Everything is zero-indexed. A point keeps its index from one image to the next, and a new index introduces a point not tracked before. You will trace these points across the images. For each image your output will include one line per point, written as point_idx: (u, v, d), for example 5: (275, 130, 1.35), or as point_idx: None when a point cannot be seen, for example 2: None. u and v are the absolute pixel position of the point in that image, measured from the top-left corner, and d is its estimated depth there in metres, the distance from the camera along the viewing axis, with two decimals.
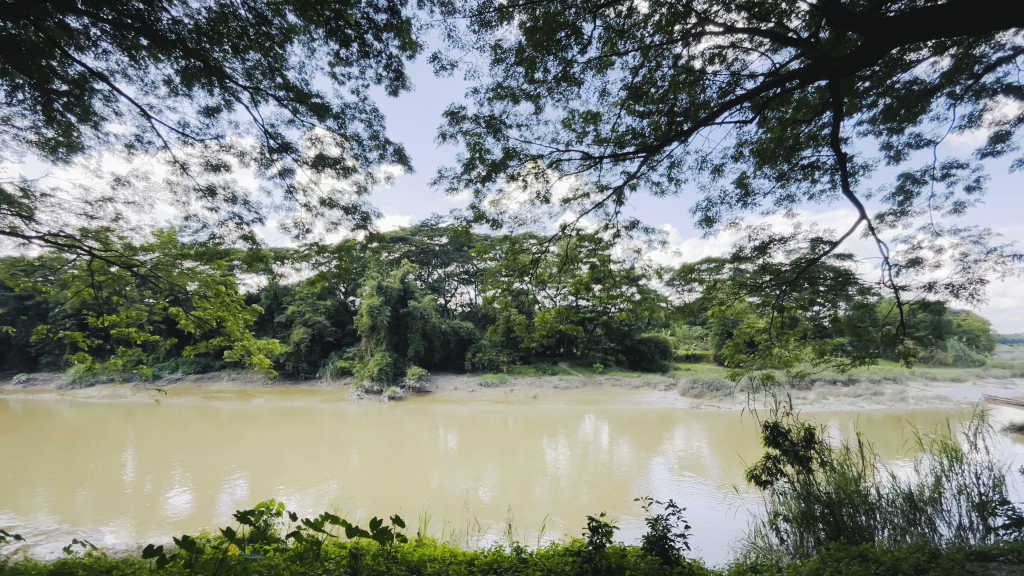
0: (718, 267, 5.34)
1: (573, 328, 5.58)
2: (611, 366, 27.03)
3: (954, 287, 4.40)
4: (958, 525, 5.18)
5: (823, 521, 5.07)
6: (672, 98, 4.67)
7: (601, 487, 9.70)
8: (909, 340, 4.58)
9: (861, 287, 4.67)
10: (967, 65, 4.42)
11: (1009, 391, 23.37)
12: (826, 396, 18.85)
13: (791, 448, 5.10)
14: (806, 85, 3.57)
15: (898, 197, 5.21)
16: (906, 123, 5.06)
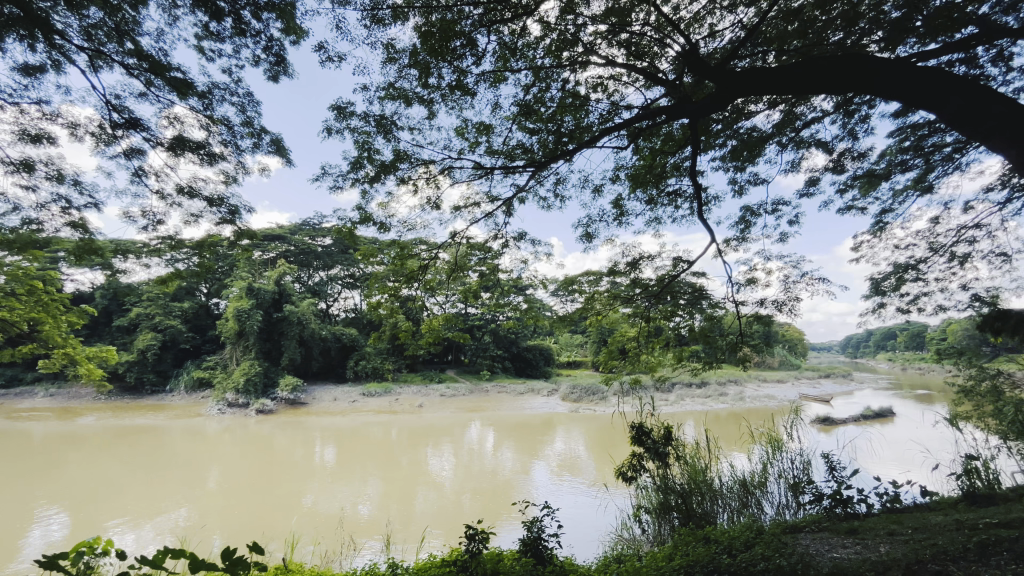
0: (596, 280, 5.73)
1: (460, 336, 5.57)
2: (498, 373, 27.52)
3: (779, 303, 5.24)
4: (779, 504, 6.14)
5: (676, 510, 5.67)
6: (559, 119, 4.97)
7: (484, 493, 9.79)
8: (747, 346, 5.35)
9: (712, 301, 5.34)
10: (791, 120, 5.37)
11: (816, 389, 28.56)
12: (683, 397, 21.28)
13: (652, 446, 5.61)
14: (672, 121, 4.04)
15: (741, 225, 6.09)
16: (747, 163, 5.96)
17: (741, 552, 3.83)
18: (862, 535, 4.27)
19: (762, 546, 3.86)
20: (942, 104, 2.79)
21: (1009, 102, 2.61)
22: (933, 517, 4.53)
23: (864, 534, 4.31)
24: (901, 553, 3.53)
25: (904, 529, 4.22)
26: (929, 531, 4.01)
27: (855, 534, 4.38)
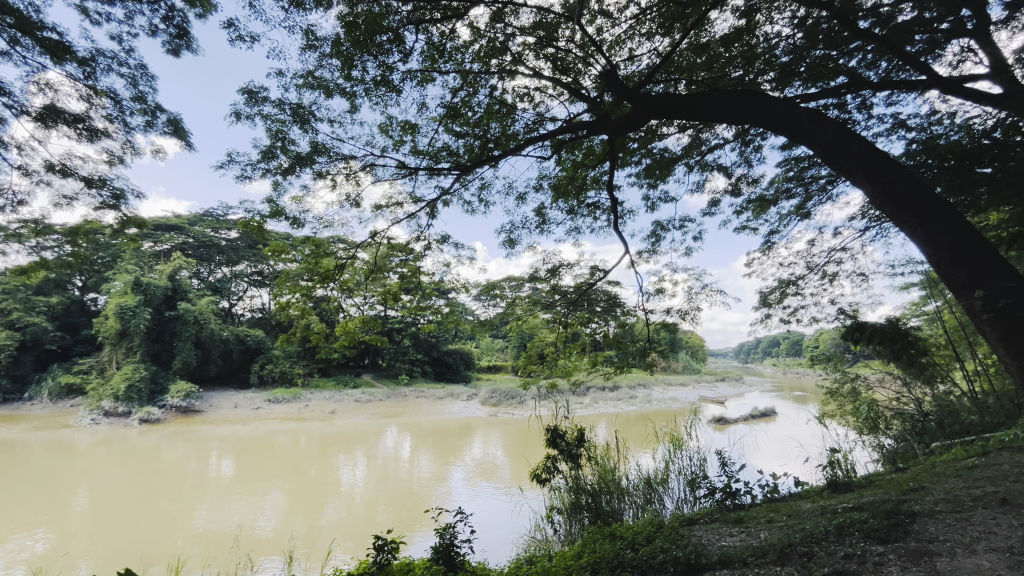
0: (518, 285, 5.85)
1: (377, 338, 5.38)
2: (416, 377, 26.91)
3: (683, 312, 5.67)
4: (678, 498, 6.61)
5: (586, 508, 5.92)
6: (485, 124, 5.04)
7: (398, 502, 9.52)
8: (654, 352, 5.64)
9: (624, 309, 5.68)
10: (698, 145, 5.85)
11: (713, 391, 31.24)
12: (596, 400, 22.26)
13: (566, 448, 5.80)
14: (593, 136, 4.24)
15: (652, 238, 6.53)
16: (659, 181, 6.40)
17: (642, 546, 4.07)
18: (746, 524, 4.72)
19: (661, 540, 4.12)
20: (816, 138, 3.10)
21: (868, 143, 2.96)
22: (803, 505, 5.12)
23: (748, 523, 4.77)
24: (776, 538, 3.96)
25: (779, 517, 4.73)
26: (800, 518, 4.53)
27: (740, 523, 4.84)
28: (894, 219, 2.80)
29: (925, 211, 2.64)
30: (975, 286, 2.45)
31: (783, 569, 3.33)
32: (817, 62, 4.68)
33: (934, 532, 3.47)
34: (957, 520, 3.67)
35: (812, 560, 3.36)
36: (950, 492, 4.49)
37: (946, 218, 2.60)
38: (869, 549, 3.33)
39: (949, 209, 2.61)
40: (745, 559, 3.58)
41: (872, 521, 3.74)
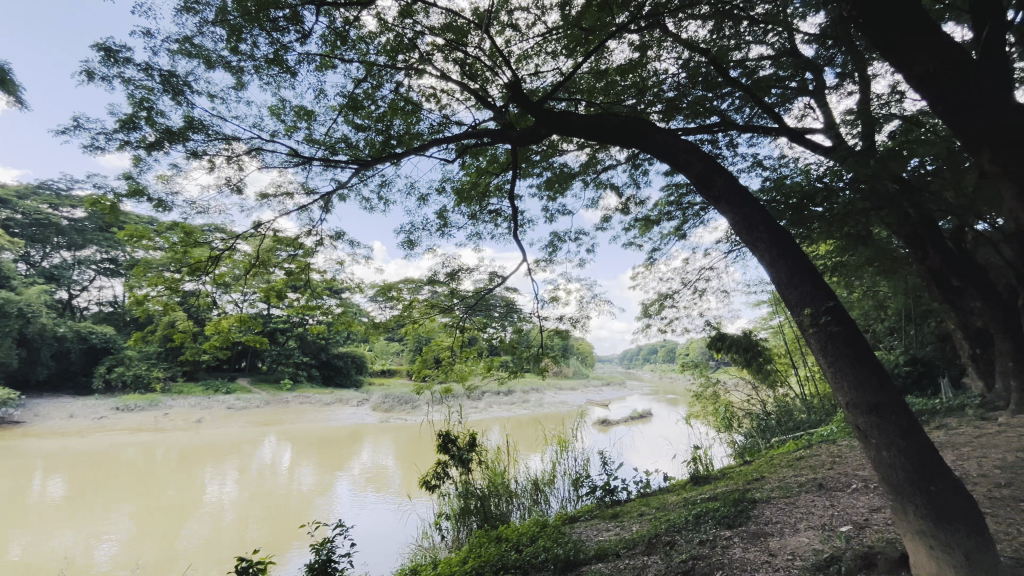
0: (417, 288, 5.71)
1: (256, 339, 4.89)
2: (300, 382, 24.99)
3: (574, 320, 5.97)
4: (563, 497, 6.90)
5: (475, 513, 5.93)
6: (388, 120, 4.93)
7: (272, 517, 8.79)
8: (547, 357, 5.96)
9: (521, 315, 5.81)
10: (594, 163, 6.24)
11: (599, 395, 33.30)
12: (491, 404, 22.50)
13: (457, 453, 5.78)
14: (495, 144, 4.33)
15: (549, 248, 6.81)
16: (558, 194, 6.71)
17: (526, 547, 4.19)
18: (621, 518, 5.08)
19: (544, 539, 4.28)
20: (690, 167, 3.46)
21: (731, 176, 3.36)
22: (670, 498, 5.64)
23: (623, 517, 5.15)
24: (646, 529, 4.32)
25: (649, 510, 5.18)
26: (666, 509, 5.00)
27: (616, 518, 5.20)
28: (748, 243, 3.19)
29: (771, 238, 3.06)
30: (805, 304, 2.86)
31: (649, 558, 3.64)
32: (696, 101, 5.27)
33: (769, 515, 4.05)
34: (786, 503, 4.31)
35: (674, 547, 3.73)
36: (783, 481, 5.25)
37: (787, 245, 3.02)
38: (719, 534, 3.78)
39: (788, 237, 3.05)
40: (618, 552, 3.85)
41: (722, 509, 4.26)
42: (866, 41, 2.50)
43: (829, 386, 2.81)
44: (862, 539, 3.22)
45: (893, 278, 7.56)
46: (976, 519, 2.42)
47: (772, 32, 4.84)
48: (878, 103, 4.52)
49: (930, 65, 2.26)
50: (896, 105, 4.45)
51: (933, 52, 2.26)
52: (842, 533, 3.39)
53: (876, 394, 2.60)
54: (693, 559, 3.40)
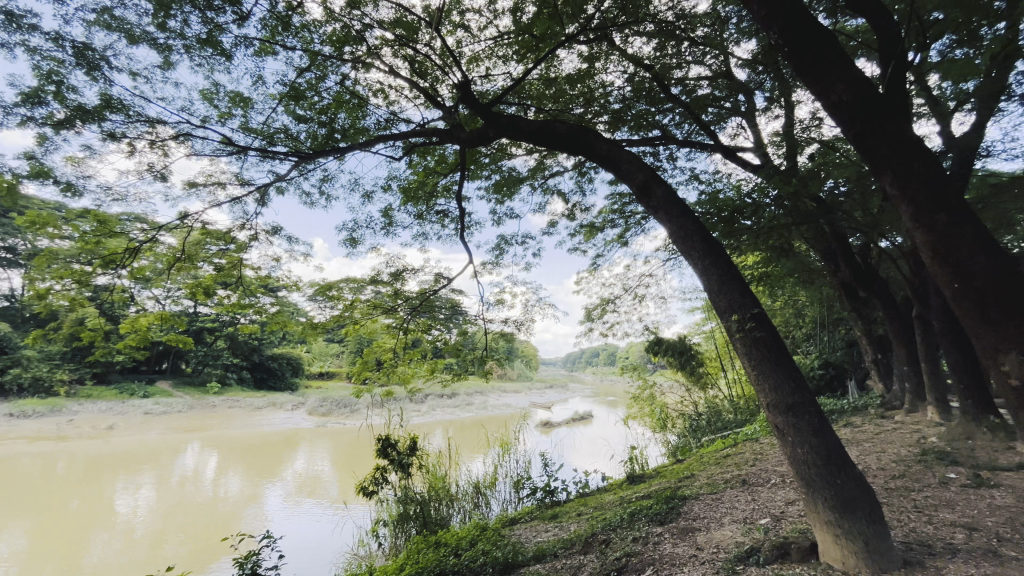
0: (359, 287, 5.52)
1: (178, 339, 4.53)
2: (229, 385, 23.47)
3: (519, 324, 6.02)
4: (504, 500, 6.89)
5: (414, 518, 5.81)
6: (332, 113, 4.80)
7: (194, 529, 8.19)
8: (491, 360, 5.96)
9: (466, 318, 5.78)
10: (542, 169, 6.34)
11: (542, 397, 33.70)
12: (434, 407, 22.16)
13: (396, 457, 5.65)
14: (443, 144, 4.30)
15: (496, 250, 6.83)
16: (506, 198, 6.75)
17: (465, 551, 4.16)
18: (560, 519, 5.16)
19: (483, 542, 4.27)
20: (632, 176, 3.60)
21: (669, 187, 3.52)
22: (607, 497, 5.81)
23: (561, 518, 5.24)
24: (583, 529, 4.42)
25: (587, 509, 5.31)
26: (604, 508, 5.14)
27: (555, 518, 5.27)
28: (683, 252, 3.35)
29: (704, 248, 3.23)
30: (732, 311, 3.05)
31: (585, 557, 3.73)
32: (640, 114, 5.50)
33: (697, 511, 4.27)
34: (713, 499, 4.57)
35: (609, 545, 3.84)
36: (712, 477, 5.55)
37: (718, 256, 3.20)
38: (651, 531, 3.94)
39: (720, 247, 3.24)
40: (556, 552, 3.92)
41: (654, 507, 4.44)
42: (793, 69, 2.70)
43: (752, 387, 3.00)
44: (778, 530, 3.47)
45: (809, 288, 8.24)
46: (874, 508, 2.67)
47: (710, 55, 5.15)
48: (800, 127, 4.91)
49: (846, 94, 2.47)
50: (816, 129, 4.86)
51: (848, 83, 2.47)
52: (761, 525, 3.64)
53: (792, 395, 2.81)
54: (626, 556, 3.52)
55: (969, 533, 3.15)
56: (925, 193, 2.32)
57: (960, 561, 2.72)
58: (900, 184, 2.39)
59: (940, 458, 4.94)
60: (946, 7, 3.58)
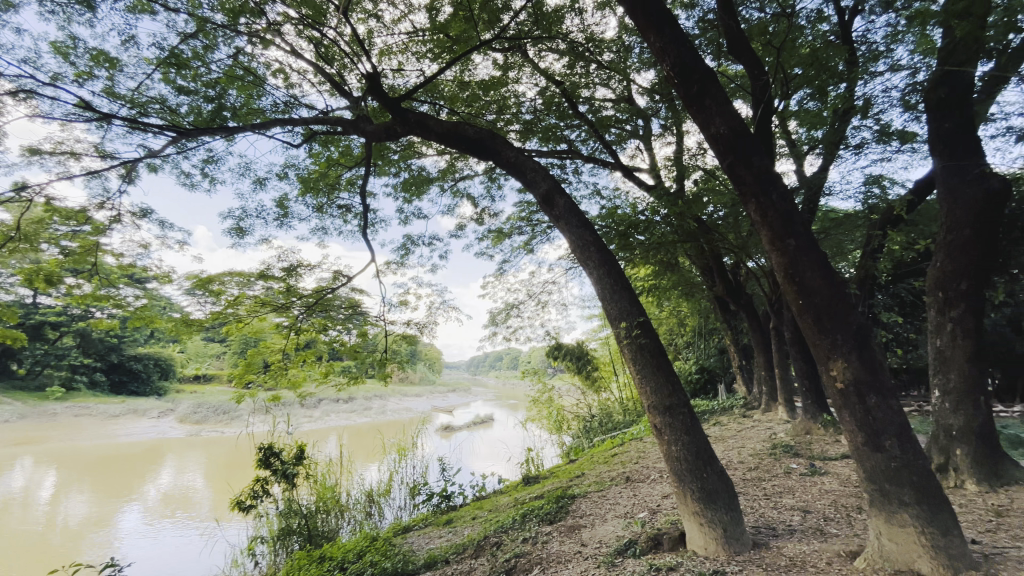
0: (245, 282, 5.01)
1: (7, 335, 3.77)
2: (76, 390, 20.04)
3: (421, 327, 5.90)
4: (399, 506, 6.65)
5: (298, 532, 5.40)
6: (222, 88, 4.37)
7: (17, 561, 6.87)
8: (392, 363, 5.77)
9: (365, 319, 5.56)
10: (452, 171, 6.31)
11: (444, 401, 33.32)
12: (328, 413, 20.86)
13: (280, 467, 5.23)
14: (347, 135, 4.15)
15: (401, 250, 6.66)
16: (414, 197, 6.60)
17: (352, 564, 3.96)
18: (454, 524, 5.13)
19: (372, 553, 4.09)
20: (536, 185, 3.71)
21: (571, 199, 3.69)
22: (501, 499, 5.90)
23: (456, 522, 5.21)
24: (477, 533, 4.43)
25: (481, 513, 5.34)
26: (497, 511, 5.21)
27: (449, 523, 5.22)
28: (581, 262, 3.52)
29: (599, 257, 3.43)
30: (622, 318, 3.27)
31: (476, 561, 3.74)
32: (550, 127, 5.70)
33: (584, 509, 4.49)
34: (599, 497, 4.84)
35: (500, 547, 3.89)
36: (600, 476, 5.89)
37: (611, 265, 3.41)
38: (540, 530, 4.07)
39: (613, 259, 3.46)
40: (447, 558, 3.88)
41: (545, 507, 4.58)
42: (681, 100, 2.97)
43: (636, 390, 3.24)
44: (653, 522, 3.77)
45: (691, 300, 9.12)
46: (732, 498, 3.01)
47: (614, 79, 5.51)
48: (689, 154, 5.44)
49: (722, 128, 2.78)
50: (701, 158, 5.41)
51: (724, 118, 2.78)
52: (639, 519, 3.93)
53: (669, 397, 3.08)
54: (516, 557, 3.59)
55: (804, 514, 3.69)
56: (779, 220, 2.68)
57: (796, 539, 3.17)
58: (762, 211, 2.74)
59: (786, 451, 5.73)
60: (804, 64, 4.21)
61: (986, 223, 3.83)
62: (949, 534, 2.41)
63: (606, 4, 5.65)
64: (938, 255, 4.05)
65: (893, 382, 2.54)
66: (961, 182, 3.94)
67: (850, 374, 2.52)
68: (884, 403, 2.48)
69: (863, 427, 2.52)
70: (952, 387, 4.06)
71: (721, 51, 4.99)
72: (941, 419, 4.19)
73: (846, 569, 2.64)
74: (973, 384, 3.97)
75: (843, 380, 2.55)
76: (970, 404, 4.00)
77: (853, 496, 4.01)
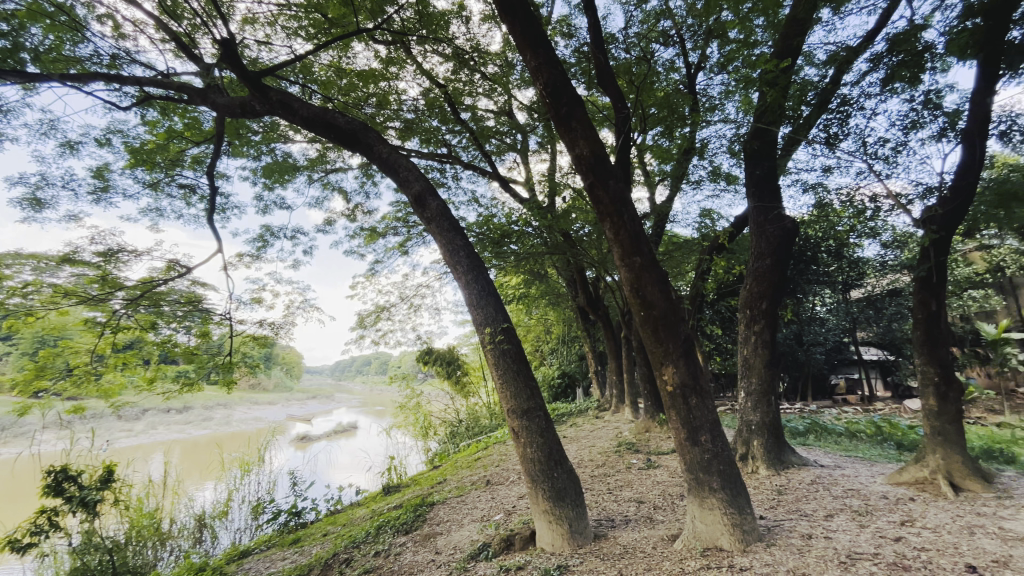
0: (40, 267, 4.05)
1: None
2: None
3: (276, 328, 5.36)
4: (236, 529, 5.89)
5: (99, 571, 4.46)
6: (24, 25, 3.54)
7: None
8: (239, 367, 5.13)
9: (208, 316, 4.89)
10: (322, 161, 5.88)
11: (302, 409, 30.70)
12: (155, 425, 17.77)
13: (78, 494, 4.29)
14: (193, 105, 3.81)
15: (257, 243, 6.02)
16: (277, 184, 5.99)
17: None
18: (302, 543, 4.73)
19: None
20: (409, 185, 3.63)
21: (443, 202, 3.67)
22: (357, 512, 5.57)
23: (304, 541, 4.80)
24: (326, 550, 4.12)
25: (334, 528, 4.99)
26: (352, 525, 4.93)
27: (295, 543, 4.80)
28: (450, 266, 3.52)
29: (467, 262, 3.46)
30: (486, 324, 3.34)
31: None
32: (431, 129, 5.64)
33: (441, 516, 4.47)
34: (457, 502, 4.86)
35: (350, 564, 3.68)
36: (461, 481, 5.90)
37: (479, 272, 3.46)
38: (394, 542, 3.94)
39: (482, 265, 3.51)
40: None
41: (402, 516, 4.47)
42: (552, 118, 3.15)
43: (497, 394, 3.33)
44: (507, 523, 3.89)
45: (557, 309, 9.70)
46: (579, 495, 3.24)
47: (496, 91, 5.66)
48: (560, 173, 5.82)
49: (585, 149, 3.01)
50: (571, 178, 5.82)
51: (588, 141, 3.02)
52: (494, 521, 4.03)
53: (527, 401, 3.22)
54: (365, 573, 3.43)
55: (638, 504, 4.14)
56: (629, 238, 2.99)
57: (629, 528, 3.53)
58: (615, 229, 3.02)
59: (629, 448, 6.37)
60: (658, 105, 4.78)
61: (780, 255, 4.72)
62: (744, 512, 2.90)
63: (492, 18, 5.79)
64: (747, 278, 4.90)
65: (711, 384, 2.97)
66: (765, 220, 4.82)
67: (678, 378, 2.90)
68: (702, 403, 2.90)
69: (686, 423, 2.91)
70: (753, 389, 4.90)
71: (592, 81, 5.44)
72: (744, 415, 5.03)
73: (667, 550, 3.00)
74: (767, 386, 4.84)
75: (673, 383, 2.92)
76: (764, 403, 4.86)
77: (677, 485, 4.62)
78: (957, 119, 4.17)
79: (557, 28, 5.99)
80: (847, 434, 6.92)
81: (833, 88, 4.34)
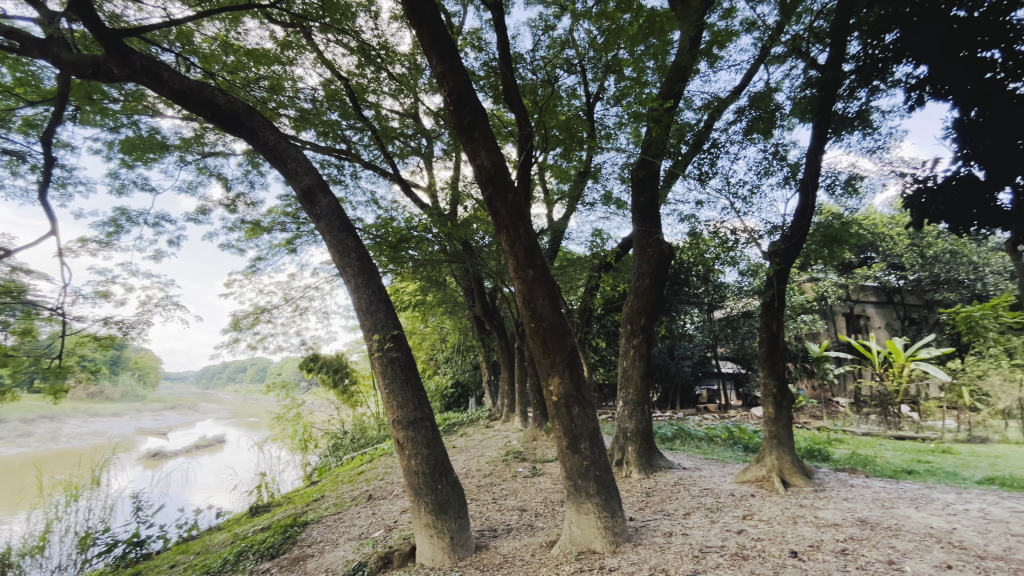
0: None
1: None
2: None
3: (125, 327, 4.62)
4: (55, 568, 4.83)
5: None
6: None
7: None
8: (74, 372, 4.33)
9: (31, 309, 4.06)
10: (199, 142, 5.25)
11: (156, 421, 26.80)
12: None
13: None
14: (27, 56, 3.20)
15: (108, 228, 5.18)
16: (139, 162, 5.21)
17: None
18: None
19: None
20: (298, 178, 3.38)
21: (335, 199, 3.47)
22: (215, 538, 4.97)
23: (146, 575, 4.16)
24: None
25: (185, 557, 4.39)
26: (209, 552, 4.38)
27: None
28: (338, 267, 3.34)
29: (357, 264, 3.31)
30: (374, 331, 3.21)
31: None
32: (330, 123, 5.33)
33: (314, 536, 4.16)
34: (334, 520, 4.56)
35: None
36: (341, 497, 5.56)
37: (370, 275, 3.32)
38: (256, 569, 3.57)
39: (374, 269, 3.38)
40: None
41: (268, 539, 4.08)
42: (455, 125, 3.15)
43: (382, 403, 3.20)
44: (385, 540, 3.73)
45: (454, 317, 9.66)
46: (461, 505, 3.21)
47: (402, 93, 5.54)
48: (463, 183, 5.83)
49: (485, 161, 3.06)
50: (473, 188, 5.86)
51: (489, 153, 3.07)
52: (373, 539, 3.84)
53: (414, 411, 3.14)
54: None
55: (520, 513, 4.23)
56: (523, 252, 3.07)
57: (510, 537, 3.58)
58: (510, 241, 3.09)
59: (516, 457, 6.50)
60: (559, 128, 5.03)
61: (658, 276, 5.20)
62: (615, 515, 3.09)
63: (402, 18, 5.68)
64: (629, 296, 5.32)
65: (592, 394, 3.14)
66: (647, 243, 5.27)
67: (561, 388, 3.03)
68: (582, 413, 3.05)
69: (568, 432, 3.05)
70: (629, 398, 5.30)
71: (499, 97, 5.58)
72: (622, 423, 5.41)
73: (545, 557, 3.09)
74: (641, 396, 5.27)
75: (557, 393, 3.05)
76: (638, 412, 5.27)
77: (558, 493, 4.80)
78: (797, 170, 4.95)
79: (468, 40, 6.04)
80: (706, 439, 7.78)
81: (705, 131, 4.92)
